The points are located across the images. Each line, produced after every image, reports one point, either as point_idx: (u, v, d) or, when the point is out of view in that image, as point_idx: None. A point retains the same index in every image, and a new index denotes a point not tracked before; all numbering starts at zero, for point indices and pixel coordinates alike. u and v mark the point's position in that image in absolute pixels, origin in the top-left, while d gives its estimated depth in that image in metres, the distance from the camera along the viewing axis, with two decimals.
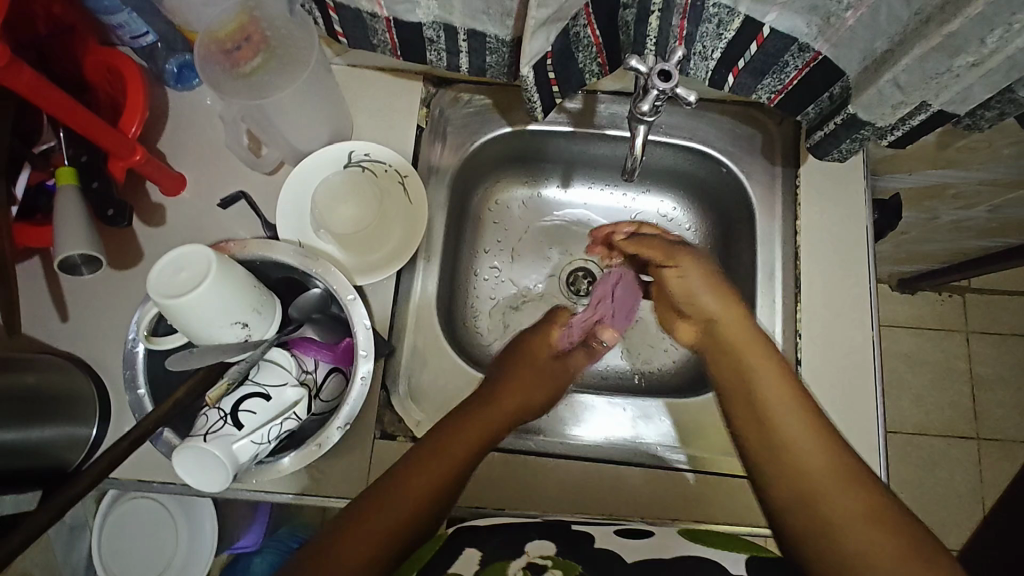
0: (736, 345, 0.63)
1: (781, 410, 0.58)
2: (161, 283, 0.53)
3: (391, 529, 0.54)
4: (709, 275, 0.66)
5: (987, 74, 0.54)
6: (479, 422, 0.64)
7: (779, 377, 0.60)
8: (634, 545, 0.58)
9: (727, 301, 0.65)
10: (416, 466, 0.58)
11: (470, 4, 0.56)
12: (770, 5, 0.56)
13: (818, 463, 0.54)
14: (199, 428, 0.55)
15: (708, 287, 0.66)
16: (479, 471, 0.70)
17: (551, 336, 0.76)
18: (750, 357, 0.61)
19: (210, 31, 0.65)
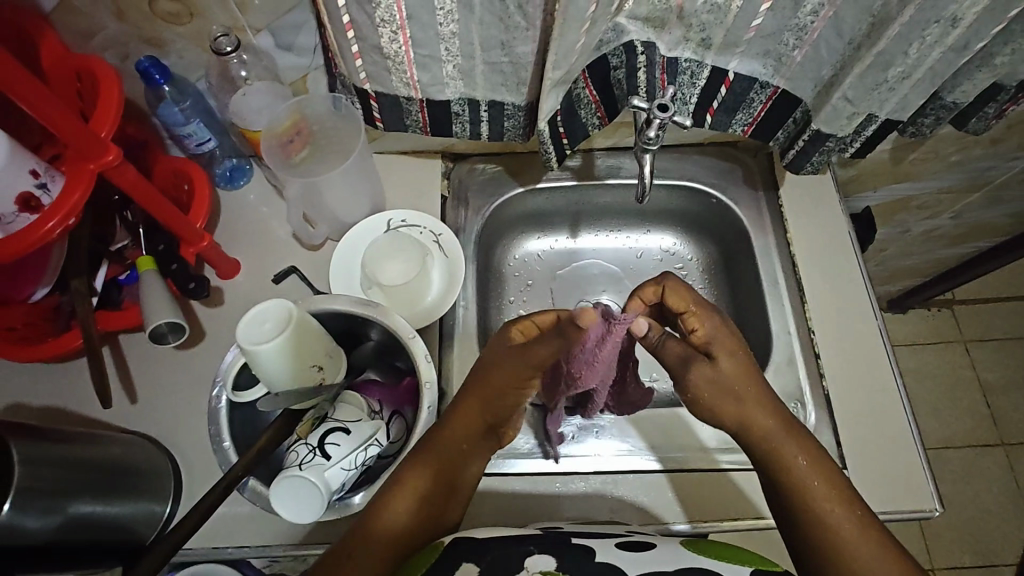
0: (777, 446, 0.65)
1: (818, 487, 0.63)
2: (250, 334, 0.60)
3: (388, 552, 0.60)
4: (735, 351, 0.68)
5: (915, 84, 0.66)
6: (453, 438, 0.65)
7: (809, 455, 0.65)
8: (640, 556, 0.58)
9: (752, 389, 0.67)
10: (397, 493, 0.62)
11: (491, 80, 0.68)
12: (731, 55, 0.70)
13: (855, 535, 0.60)
14: (292, 462, 0.58)
15: (733, 368, 0.67)
16: (510, 495, 0.74)
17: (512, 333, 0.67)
18: (781, 442, 0.66)
19: (270, 129, 0.76)
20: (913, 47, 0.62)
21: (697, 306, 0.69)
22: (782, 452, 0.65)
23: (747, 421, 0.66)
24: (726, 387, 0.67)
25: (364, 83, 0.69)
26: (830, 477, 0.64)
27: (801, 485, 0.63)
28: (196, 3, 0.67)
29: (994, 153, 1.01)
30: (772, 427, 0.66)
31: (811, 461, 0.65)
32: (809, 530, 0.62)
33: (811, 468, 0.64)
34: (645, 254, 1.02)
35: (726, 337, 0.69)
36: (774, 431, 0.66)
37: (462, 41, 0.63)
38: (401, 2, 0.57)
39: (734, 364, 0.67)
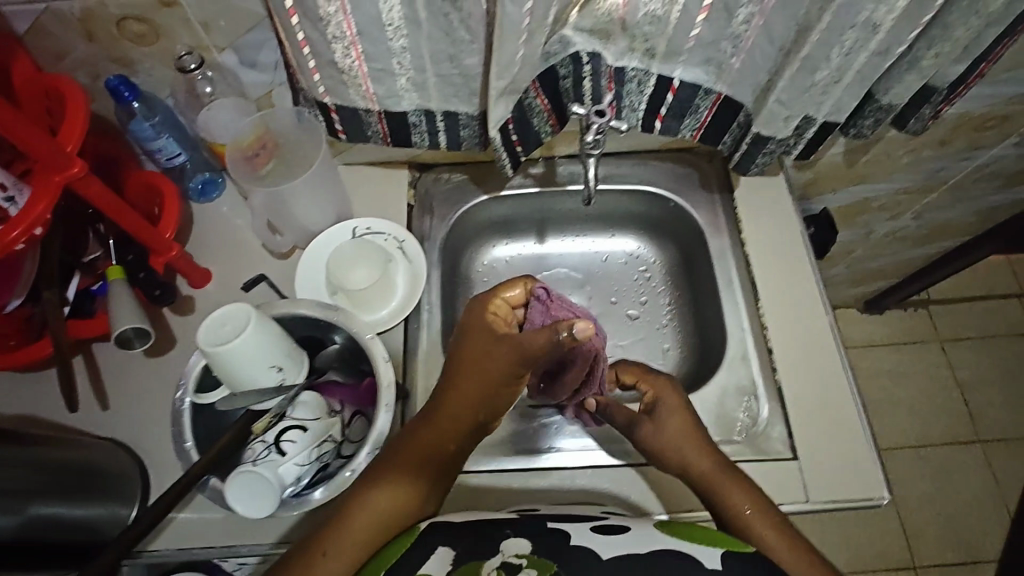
0: (717, 486, 0.68)
1: (759, 524, 0.64)
2: (210, 336, 0.62)
3: (366, 547, 0.61)
4: (681, 408, 0.75)
5: (845, 87, 0.70)
6: (426, 440, 0.66)
7: (747, 494, 0.67)
8: (611, 538, 0.57)
9: (700, 441, 0.71)
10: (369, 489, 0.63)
11: (444, 91, 0.71)
12: (674, 63, 0.74)
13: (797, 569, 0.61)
14: (248, 458, 0.61)
15: (678, 420, 0.73)
16: (479, 490, 0.76)
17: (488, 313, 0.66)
18: (720, 483, 0.68)
19: (236, 142, 0.80)
20: (835, 52, 0.65)
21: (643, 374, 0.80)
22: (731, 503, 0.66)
23: (695, 469, 0.69)
24: (674, 435, 0.72)
25: (324, 96, 0.72)
26: (774, 522, 0.64)
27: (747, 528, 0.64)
28: (160, 25, 0.70)
29: (944, 154, 1.05)
30: (716, 474, 0.68)
31: (749, 497, 0.66)
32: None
33: (750, 504, 0.65)
34: (609, 258, 1.05)
35: (670, 394, 0.76)
36: (719, 479, 0.68)
37: (412, 55, 0.66)
38: (351, 20, 0.61)
39: (680, 415, 0.74)
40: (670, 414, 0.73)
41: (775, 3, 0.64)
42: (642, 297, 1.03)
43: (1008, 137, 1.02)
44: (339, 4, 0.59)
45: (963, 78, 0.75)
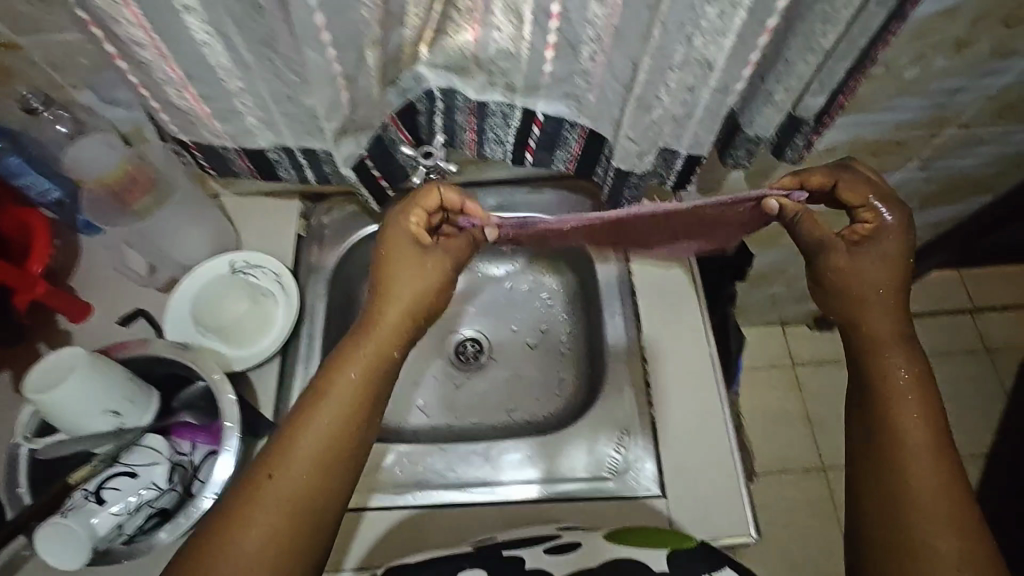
0: (879, 358, 0.64)
1: (910, 409, 0.61)
2: (37, 381, 0.62)
3: (297, 489, 0.58)
4: (889, 262, 0.66)
5: (700, 123, 0.69)
6: (373, 350, 0.64)
7: (914, 375, 0.63)
8: (564, 558, 0.64)
9: (896, 299, 0.65)
10: (298, 439, 0.59)
11: (295, 129, 0.70)
12: (536, 97, 0.73)
13: (924, 453, 0.60)
14: (64, 507, 0.61)
15: (883, 270, 0.65)
16: (361, 529, 0.76)
17: (404, 222, 0.69)
18: (886, 354, 0.64)
19: (97, 177, 0.78)
20: (664, 91, 0.65)
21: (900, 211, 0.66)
22: (887, 370, 0.63)
23: (871, 319, 0.65)
24: (875, 280, 0.65)
25: (179, 134, 0.72)
26: (925, 396, 0.62)
27: (890, 393, 0.62)
28: (9, 66, 0.70)
29: (851, 178, 1.04)
30: (883, 335, 0.64)
31: (911, 375, 0.63)
32: (876, 442, 0.62)
33: (911, 385, 0.62)
34: (512, 285, 1.04)
35: (894, 238, 0.66)
36: (886, 346, 0.64)
37: (252, 95, 0.66)
38: (174, 64, 0.60)
39: (888, 264, 0.66)
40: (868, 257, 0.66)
41: (612, 41, 0.63)
42: (542, 325, 1.02)
43: (912, 161, 1.01)
44: (155, 50, 0.59)
45: (828, 108, 0.74)
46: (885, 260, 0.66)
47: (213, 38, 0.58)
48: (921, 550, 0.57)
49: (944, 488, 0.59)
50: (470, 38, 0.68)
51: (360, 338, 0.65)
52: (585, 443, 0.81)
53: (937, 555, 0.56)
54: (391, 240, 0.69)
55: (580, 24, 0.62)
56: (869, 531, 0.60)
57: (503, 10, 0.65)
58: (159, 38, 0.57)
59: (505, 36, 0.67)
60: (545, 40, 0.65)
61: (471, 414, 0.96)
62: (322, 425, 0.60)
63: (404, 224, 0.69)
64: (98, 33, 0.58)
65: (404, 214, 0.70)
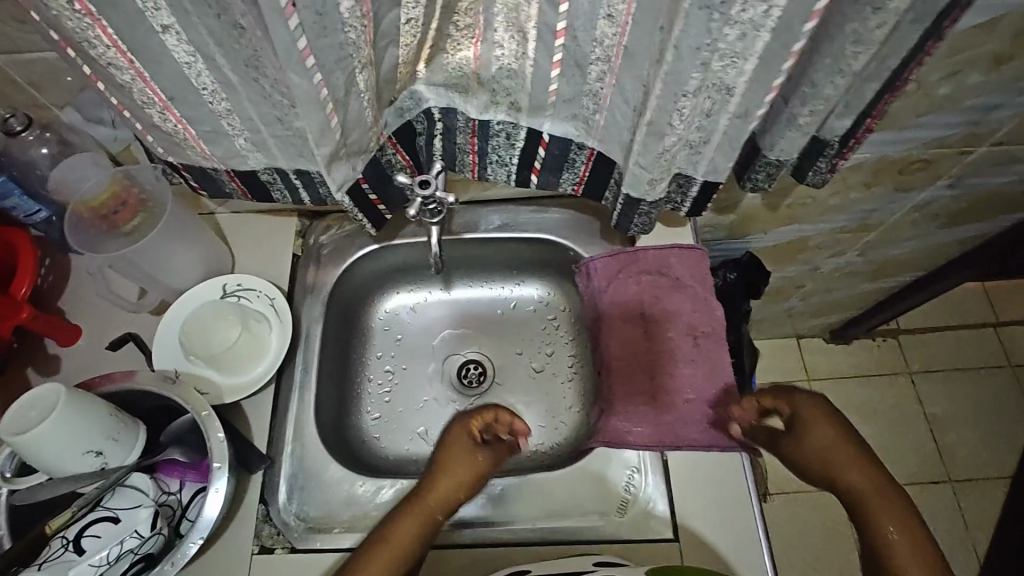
0: (874, 516, 0.61)
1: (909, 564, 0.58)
2: (13, 421, 0.59)
3: None
4: (830, 420, 0.67)
5: (717, 146, 0.65)
6: (425, 507, 0.68)
7: (906, 524, 0.60)
8: None
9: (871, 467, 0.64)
10: None
11: (288, 152, 0.67)
12: (541, 117, 0.69)
13: None
14: (38, 559, 0.58)
15: (831, 428, 0.66)
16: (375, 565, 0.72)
17: (460, 438, 0.73)
18: (883, 516, 0.61)
19: (83, 201, 0.76)
20: (678, 118, 0.59)
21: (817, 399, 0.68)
22: (903, 566, 0.58)
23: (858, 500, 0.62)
24: (841, 465, 0.64)
25: (167, 156, 0.69)
26: (930, 574, 0.57)
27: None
28: None
29: (874, 196, 0.99)
30: (885, 514, 0.61)
31: (901, 526, 0.60)
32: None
33: (908, 539, 0.59)
34: (518, 305, 1.00)
35: (811, 403, 0.68)
36: (885, 525, 0.60)
37: (241, 117, 0.62)
38: (155, 87, 0.57)
39: (834, 431, 0.66)
40: (814, 434, 0.66)
41: (622, 61, 0.58)
42: (548, 348, 0.98)
43: (939, 179, 0.95)
44: (134, 73, 0.55)
45: (853, 131, 0.69)
46: (825, 419, 0.67)
47: (195, 58, 0.55)
48: None
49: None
50: (471, 55, 0.65)
51: (411, 500, 0.69)
52: (590, 479, 0.78)
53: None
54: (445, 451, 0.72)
55: (588, 43, 0.58)
56: None
57: (506, 27, 0.61)
58: (136, 60, 0.54)
59: (508, 53, 0.63)
60: (551, 58, 0.61)
61: None
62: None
63: (462, 424, 0.74)
64: (74, 54, 0.54)
65: (459, 424, 0.75)
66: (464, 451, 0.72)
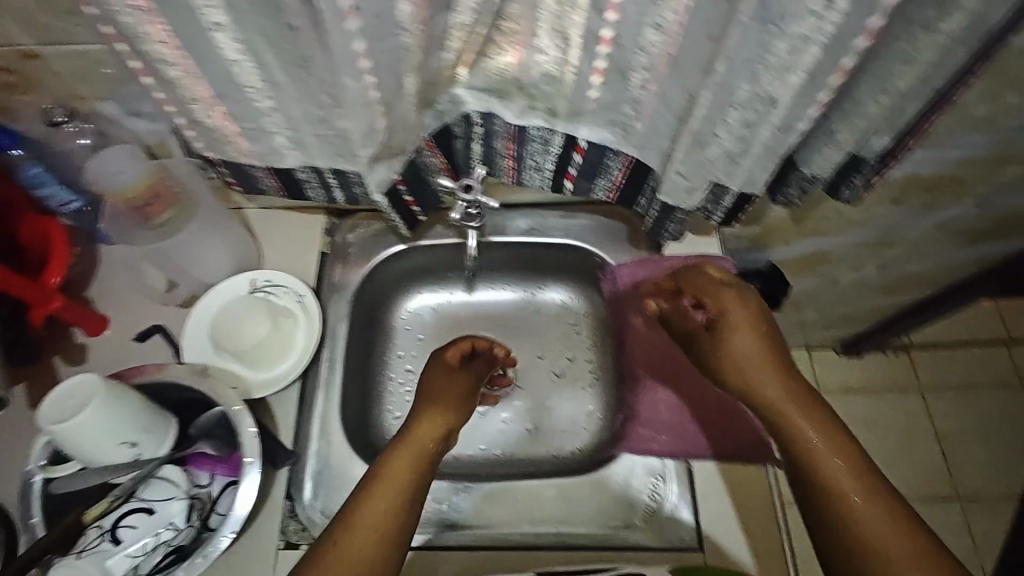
0: (791, 426, 0.65)
1: (830, 463, 0.61)
2: (50, 411, 0.59)
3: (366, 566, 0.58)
4: (753, 327, 0.74)
5: (755, 160, 0.65)
6: (418, 443, 0.69)
7: (826, 431, 0.64)
8: None
9: (787, 377, 0.70)
10: (358, 521, 0.60)
11: (326, 151, 0.67)
12: (579, 124, 0.69)
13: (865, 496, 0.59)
14: (78, 545, 0.61)
15: (751, 340, 0.73)
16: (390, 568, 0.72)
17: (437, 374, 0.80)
18: (805, 424, 0.65)
19: (118, 193, 0.76)
20: (723, 129, 0.61)
21: (734, 281, 0.79)
22: (823, 462, 0.62)
23: (767, 390, 0.69)
24: (750, 356, 0.72)
25: (205, 152, 0.69)
26: (852, 466, 0.61)
27: (814, 458, 0.62)
28: (30, 76, 0.68)
29: (899, 212, 0.99)
30: (788, 401, 0.67)
31: (819, 430, 0.64)
32: (829, 513, 0.59)
33: (825, 440, 0.63)
34: (540, 309, 1.00)
35: (735, 305, 0.76)
36: (790, 412, 0.66)
37: (283, 115, 0.62)
38: (201, 83, 0.57)
39: (756, 337, 0.73)
40: (727, 304, 0.76)
41: (666, 71, 0.59)
42: (570, 353, 0.98)
43: (966, 197, 0.95)
44: (182, 68, 0.55)
45: (893, 150, 0.69)
46: (750, 326, 0.74)
47: (244, 56, 0.55)
48: None
49: (905, 543, 0.56)
50: (511, 60, 0.65)
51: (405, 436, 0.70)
52: (615, 486, 0.78)
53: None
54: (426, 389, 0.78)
55: (632, 50, 0.58)
56: None
57: (550, 34, 0.61)
58: (188, 56, 0.54)
59: (550, 59, 0.63)
60: (592, 64, 0.61)
61: (493, 445, 0.94)
62: (388, 511, 0.61)
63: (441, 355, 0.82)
64: (125, 48, 0.55)
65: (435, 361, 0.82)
66: (444, 373, 0.80)
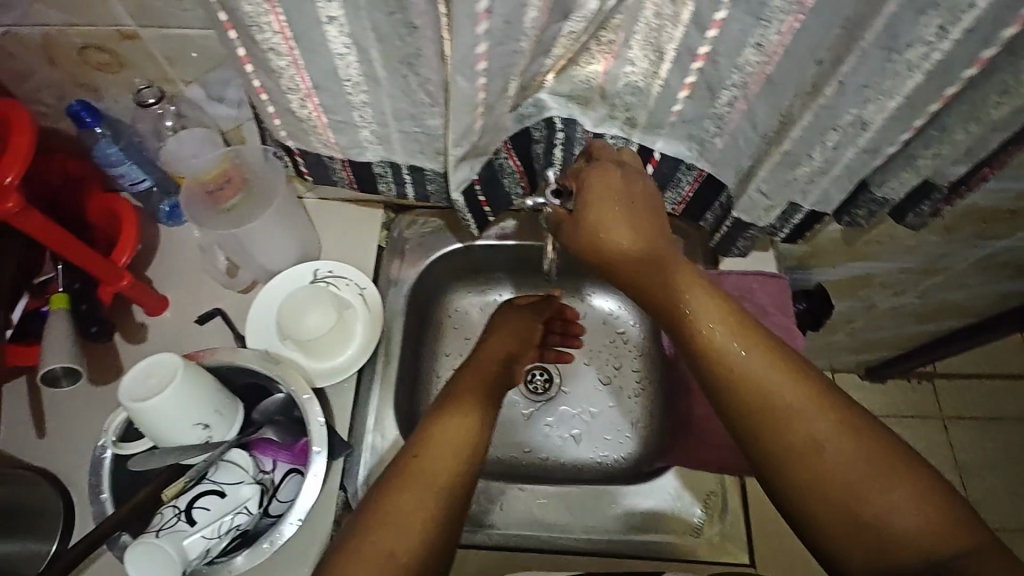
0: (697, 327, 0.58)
1: (747, 362, 0.55)
2: (131, 388, 0.60)
3: (447, 467, 0.57)
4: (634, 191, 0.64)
5: (835, 181, 0.66)
6: (481, 374, 0.72)
7: (741, 330, 0.57)
8: None
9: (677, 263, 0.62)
10: (437, 428, 0.61)
11: (409, 147, 0.68)
12: (657, 135, 0.69)
13: (786, 395, 0.53)
14: (153, 525, 0.60)
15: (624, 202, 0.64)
16: None
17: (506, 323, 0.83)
18: (715, 333, 0.57)
19: (195, 175, 0.78)
20: (817, 150, 0.62)
21: (613, 160, 0.65)
22: (755, 381, 0.54)
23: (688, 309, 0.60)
24: (647, 267, 0.63)
25: (286, 140, 0.69)
26: (781, 375, 0.54)
27: (751, 385, 0.54)
28: (123, 55, 0.70)
29: (951, 241, 0.99)
30: (705, 308, 0.59)
31: (743, 333, 0.57)
32: (766, 438, 0.53)
33: (729, 335, 0.57)
34: (588, 316, 1.01)
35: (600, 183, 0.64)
36: (729, 346, 0.56)
37: (373, 110, 0.63)
38: (304, 74, 0.58)
39: (641, 242, 0.63)
40: (607, 215, 0.63)
41: (759, 90, 0.59)
42: (616, 361, 0.99)
43: (1020, 230, 0.96)
44: (290, 59, 0.56)
45: (966, 178, 0.70)
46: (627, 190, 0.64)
47: (349, 50, 0.56)
48: (884, 531, 0.48)
49: (848, 442, 0.51)
50: (600, 69, 0.65)
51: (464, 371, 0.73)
52: (667, 498, 0.79)
53: (900, 522, 0.48)
54: (496, 335, 0.81)
55: (728, 69, 0.58)
56: (836, 536, 0.49)
57: (642, 46, 0.61)
58: (297, 47, 0.54)
59: (638, 71, 0.63)
60: (683, 79, 0.61)
61: (538, 449, 0.94)
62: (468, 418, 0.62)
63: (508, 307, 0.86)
64: (234, 35, 0.55)
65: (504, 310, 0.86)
66: (501, 321, 0.84)
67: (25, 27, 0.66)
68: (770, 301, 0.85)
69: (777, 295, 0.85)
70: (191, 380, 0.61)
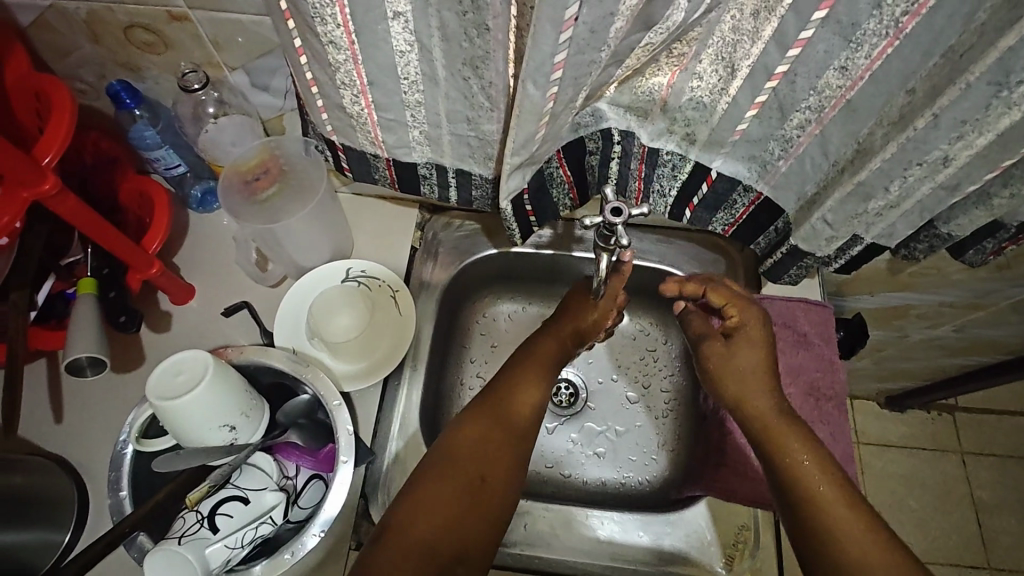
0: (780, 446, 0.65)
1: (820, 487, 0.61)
2: (158, 385, 0.57)
3: (512, 421, 0.66)
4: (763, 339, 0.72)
5: (903, 214, 0.63)
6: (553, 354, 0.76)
7: (818, 462, 0.63)
8: None
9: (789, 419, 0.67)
10: (508, 386, 0.69)
11: (458, 151, 0.66)
12: (715, 153, 0.66)
13: (850, 525, 0.58)
14: (175, 531, 0.58)
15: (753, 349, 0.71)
16: None
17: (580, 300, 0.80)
18: (794, 452, 0.64)
19: (234, 164, 0.76)
20: (896, 183, 0.59)
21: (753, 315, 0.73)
22: (824, 503, 0.60)
23: (777, 436, 0.66)
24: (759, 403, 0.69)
25: (331, 134, 0.66)
26: (850, 508, 0.59)
27: (819, 506, 0.59)
28: (170, 37, 0.68)
29: (1000, 277, 0.96)
30: (792, 442, 0.65)
31: (817, 462, 0.63)
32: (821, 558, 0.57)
33: (809, 462, 0.63)
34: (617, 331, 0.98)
35: (757, 336, 0.72)
36: (812, 477, 0.61)
37: (427, 111, 0.60)
38: (361, 70, 0.55)
39: (769, 388, 0.69)
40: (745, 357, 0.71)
41: (838, 115, 0.56)
42: (645, 380, 0.96)
43: None
44: (350, 53, 0.53)
45: None
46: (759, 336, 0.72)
47: (411, 48, 0.53)
48: None
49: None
50: (666, 82, 0.62)
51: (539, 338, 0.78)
52: (695, 530, 0.76)
53: None
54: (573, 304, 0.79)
55: (805, 90, 0.54)
56: None
57: (713, 61, 0.57)
58: (358, 44, 0.51)
59: (704, 86, 0.60)
60: (752, 98, 0.57)
61: (560, 465, 0.91)
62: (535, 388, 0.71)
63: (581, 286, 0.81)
64: (292, 25, 0.53)
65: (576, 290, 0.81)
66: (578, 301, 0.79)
67: (72, 2, 0.64)
68: (813, 328, 0.83)
69: (820, 322, 0.83)
70: (221, 379, 0.59)
